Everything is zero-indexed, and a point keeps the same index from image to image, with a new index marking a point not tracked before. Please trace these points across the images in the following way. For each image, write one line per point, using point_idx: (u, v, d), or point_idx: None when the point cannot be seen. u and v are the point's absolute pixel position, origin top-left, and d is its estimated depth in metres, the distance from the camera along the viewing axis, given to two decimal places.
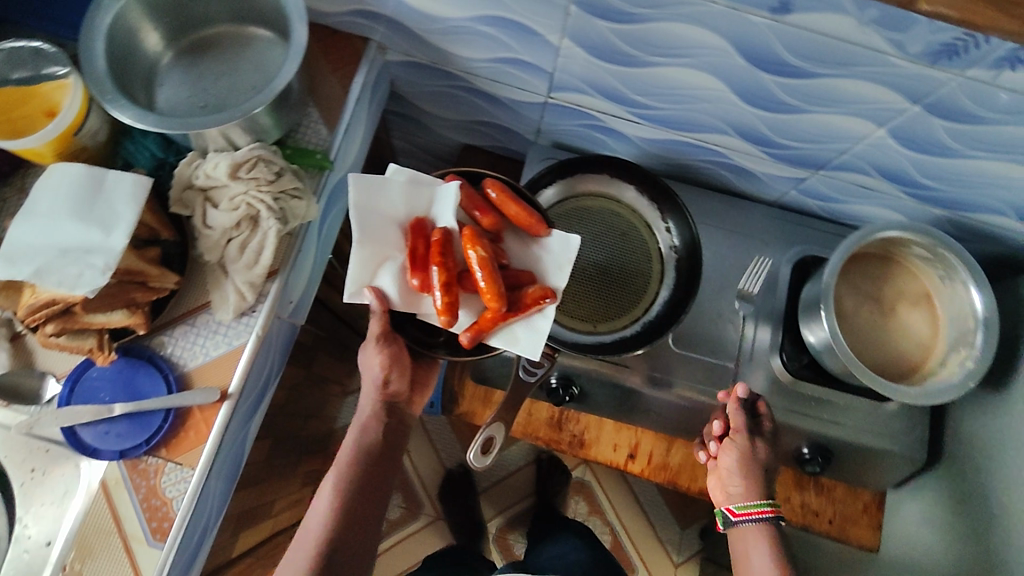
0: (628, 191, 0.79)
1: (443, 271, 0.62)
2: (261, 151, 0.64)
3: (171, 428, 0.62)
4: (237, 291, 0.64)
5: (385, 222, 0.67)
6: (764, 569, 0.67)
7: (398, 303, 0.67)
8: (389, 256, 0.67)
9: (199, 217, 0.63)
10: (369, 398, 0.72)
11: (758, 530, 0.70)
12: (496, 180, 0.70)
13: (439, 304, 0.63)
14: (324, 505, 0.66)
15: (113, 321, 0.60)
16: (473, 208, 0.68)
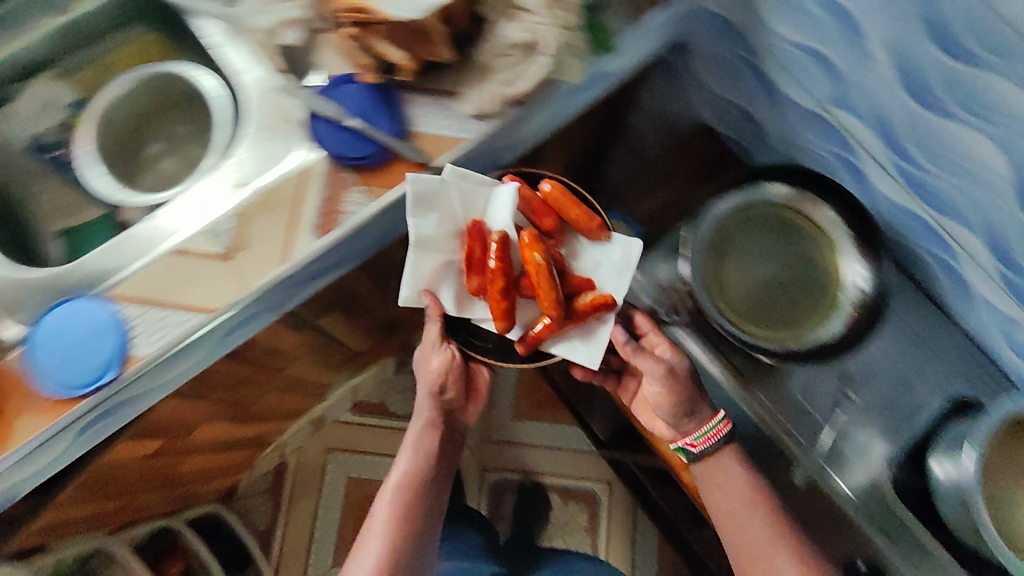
0: (829, 216, 0.75)
1: (501, 276, 0.69)
2: (571, 3, 0.71)
3: (377, 162, 0.69)
4: (488, 95, 0.70)
5: (444, 223, 0.71)
6: (743, 499, 0.74)
7: (453, 308, 0.74)
8: (452, 256, 0.73)
9: (494, 24, 0.71)
10: (426, 407, 0.85)
11: (727, 455, 0.76)
12: (554, 182, 0.75)
13: (496, 311, 0.71)
14: (386, 513, 0.78)
15: (392, 55, 0.68)
16: (535, 212, 0.75)
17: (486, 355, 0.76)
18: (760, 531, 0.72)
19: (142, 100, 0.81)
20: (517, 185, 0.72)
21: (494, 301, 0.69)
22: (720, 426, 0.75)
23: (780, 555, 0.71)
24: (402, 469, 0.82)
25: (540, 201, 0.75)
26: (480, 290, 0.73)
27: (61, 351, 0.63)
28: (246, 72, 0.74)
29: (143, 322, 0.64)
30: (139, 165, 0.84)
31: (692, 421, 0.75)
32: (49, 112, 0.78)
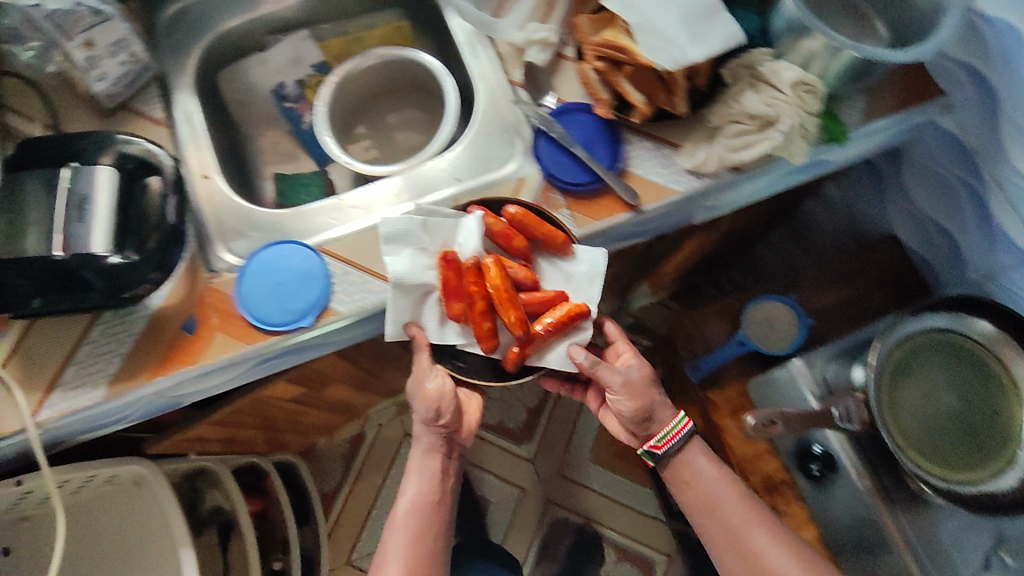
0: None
1: (477, 302, 0.69)
2: (819, 86, 0.69)
3: (588, 192, 0.71)
4: (709, 156, 0.71)
5: (419, 258, 0.69)
6: (719, 487, 0.76)
7: (436, 334, 0.71)
8: (426, 287, 0.70)
9: (736, 91, 0.71)
10: (426, 435, 0.80)
11: (693, 447, 0.79)
12: (519, 205, 0.70)
13: (479, 335, 0.70)
14: (401, 548, 0.75)
15: (631, 96, 0.70)
16: (496, 236, 0.70)
17: (463, 377, 0.73)
18: (736, 514, 0.74)
19: (379, 76, 0.85)
20: (480, 214, 0.69)
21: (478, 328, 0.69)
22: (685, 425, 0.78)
23: (758, 532, 0.73)
24: (406, 498, 0.79)
25: (507, 228, 0.70)
26: (461, 317, 0.71)
27: (268, 286, 0.68)
28: (484, 77, 0.78)
29: (343, 282, 0.69)
30: (353, 127, 0.89)
31: (652, 424, 0.77)
32: (294, 68, 0.84)
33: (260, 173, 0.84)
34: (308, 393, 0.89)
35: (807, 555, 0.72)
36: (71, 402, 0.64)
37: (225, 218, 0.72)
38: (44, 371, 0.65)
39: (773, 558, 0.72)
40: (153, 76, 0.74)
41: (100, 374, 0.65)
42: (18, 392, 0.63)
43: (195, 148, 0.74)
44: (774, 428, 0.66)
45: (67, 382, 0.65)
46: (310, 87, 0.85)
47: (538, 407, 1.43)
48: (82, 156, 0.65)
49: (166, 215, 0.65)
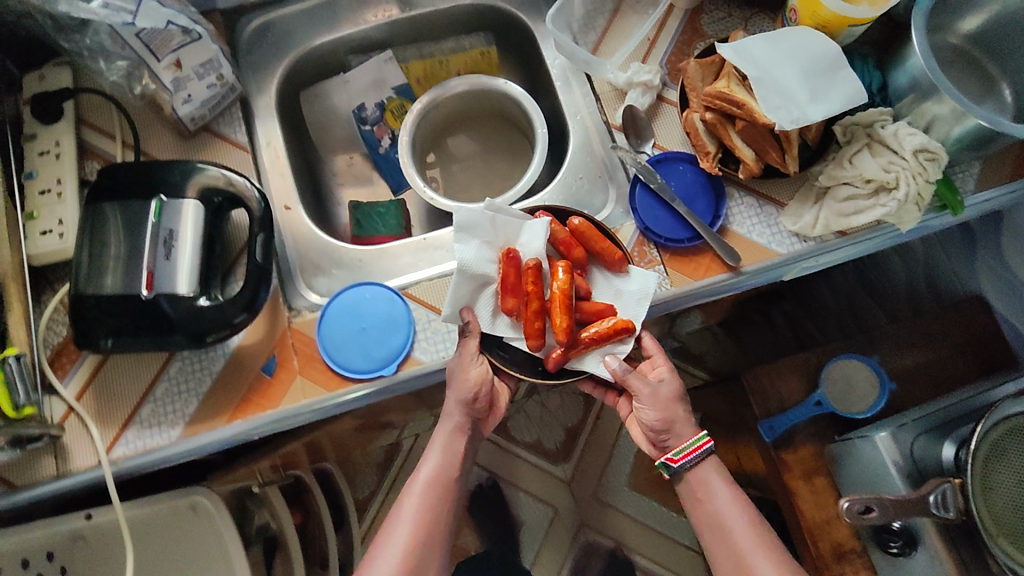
0: None
1: (534, 295, 0.62)
2: (942, 154, 0.66)
3: (685, 248, 0.68)
4: (815, 219, 0.68)
5: (484, 252, 0.65)
6: (734, 510, 0.66)
7: (485, 325, 0.65)
8: (483, 280, 0.65)
9: (850, 152, 0.68)
10: (454, 410, 0.68)
11: (710, 468, 0.68)
12: (585, 217, 0.66)
13: (529, 330, 0.63)
14: (404, 533, 0.65)
15: (741, 151, 0.67)
16: (558, 244, 0.66)
17: (506, 368, 0.66)
18: (749, 540, 0.64)
19: (462, 102, 0.81)
20: (548, 217, 0.65)
21: (528, 322, 0.62)
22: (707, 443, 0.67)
23: (764, 558, 0.63)
24: (422, 481, 0.68)
25: (570, 237, 0.65)
26: (512, 314, 0.64)
27: (352, 331, 0.65)
28: (577, 115, 0.75)
29: (428, 331, 0.66)
30: (429, 151, 0.85)
31: (669, 437, 0.67)
32: (375, 90, 0.81)
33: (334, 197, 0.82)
34: (367, 422, 0.86)
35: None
36: (148, 441, 0.62)
37: (306, 253, 0.70)
38: (120, 408, 0.63)
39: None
40: (237, 97, 0.71)
41: (178, 414, 0.62)
42: (94, 428, 0.61)
43: (276, 176, 0.72)
44: (870, 514, 0.67)
45: (143, 419, 0.62)
46: (390, 110, 0.82)
47: (576, 428, 1.40)
48: (167, 184, 0.62)
49: (253, 252, 0.62)
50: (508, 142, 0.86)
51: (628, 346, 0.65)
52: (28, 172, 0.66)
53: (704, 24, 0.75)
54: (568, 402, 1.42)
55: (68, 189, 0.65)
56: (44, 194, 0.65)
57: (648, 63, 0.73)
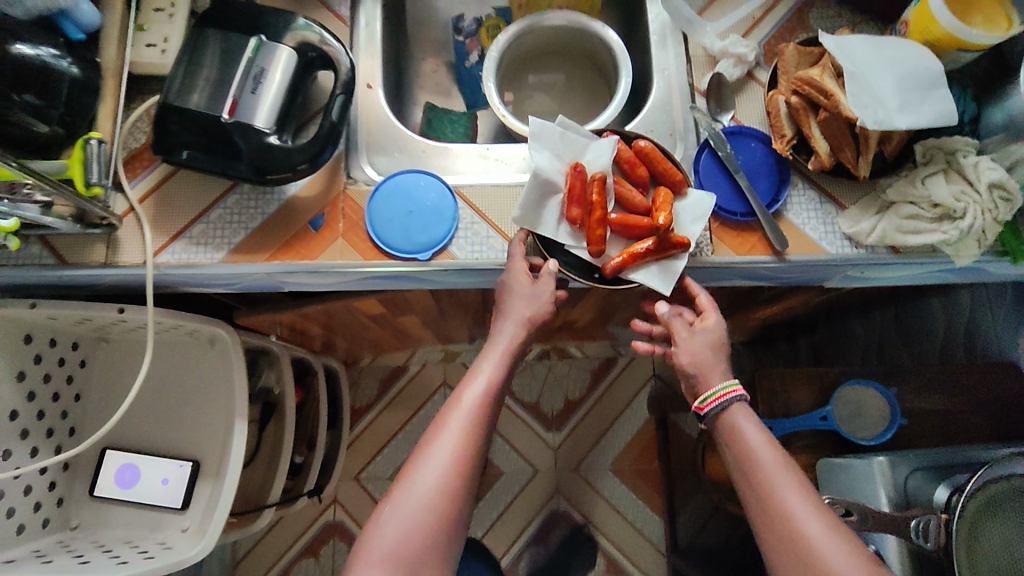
0: None
1: (601, 203, 0.63)
2: (1019, 197, 0.64)
3: (734, 222, 0.69)
4: (870, 228, 0.68)
5: (553, 163, 0.66)
6: (762, 443, 0.60)
7: (544, 226, 0.65)
8: (550, 187, 0.66)
9: (926, 172, 0.67)
10: (513, 328, 0.65)
11: (740, 409, 0.63)
12: (651, 141, 0.68)
13: (595, 235, 0.64)
14: (454, 439, 0.61)
15: (815, 143, 0.67)
16: (623, 163, 0.67)
17: (566, 273, 0.66)
18: (780, 477, 0.58)
19: (552, 36, 0.84)
20: (615, 138, 0.67)
21: (597, 229, 0.63)
22: (736, 391, 0.64)
23: (795, 495, 0.57)
24: (474, 389, 0.63)
25: (635, 157, 0.67)
26: (574, 222, 0.65)
27: (399, 211, 0.68)
28: (664, 70, 0.76)
29: (469, 232, 0.68)
30: (521, 80, 0.89)
31: (700, 381, 0.65)
32: (478, 5, 0.85)
33: (414, 96, 0.84)
34: (386, 315, 0.89)
35: (853, 545, 0.54)
36: (190, 256, 0.66)
37: (375, 131, 0.73)
38: (173, 220, 0.67)
39: (808, 527, 0.55)
40: None
41: (225, 240, 0.66)
42: (147, 230, 0.65)
43: (367, 55, 0.75)
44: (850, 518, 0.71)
45: (192, 236, 0.67)
46: (486, 27, 0.84)
47: (577, 401, 1.42)
48: (270, 28, 0.66)
49: (330, 110, 0.65)
50: (588, 90, 0.88)
51: (682, 263, 0.65)
52: None
53: (811, 17, 0.75)
54: (575, 374, 1.44)
55: (179, 13, 0.69)
56: (156, 11, 0.69)
57: (748, 38, 0.74)
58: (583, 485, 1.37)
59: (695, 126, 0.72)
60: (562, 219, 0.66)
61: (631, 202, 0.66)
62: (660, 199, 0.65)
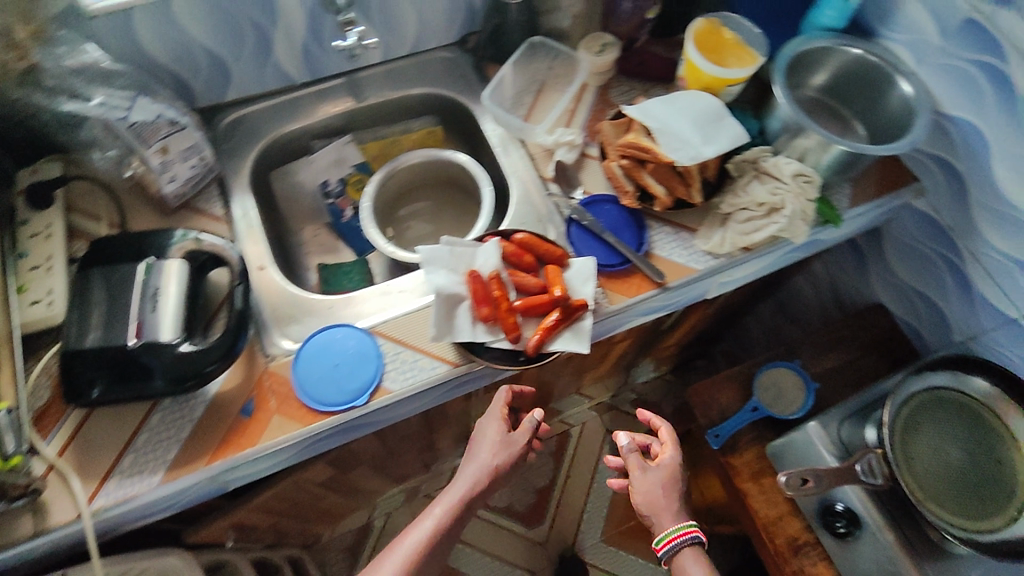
0: (983, 386, 0.78)
1: (505, 295, 0.71)
2: (816, 178, 0.80)
3: (618, 272, 0.79)
4: (722, 239, 0.80)
5: (451, 276, 0.74)
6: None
7: (463, 332, 0.71)
8: (456, 297, 0.72)
9: (743, 183, 0.82)
10: (476, 469, 0.73)
11: (690, 553, 0.71)
12: (527, 232, 0.78)
13: (509, 324, 0.70)
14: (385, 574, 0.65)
15: (654, 188, 0.80)
16: (511, 257, 0.76)
17: (495, 366, 0.71)
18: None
19: (421, 174, 0.93)
20: (496, 239, 0.76)
21: (509, 317, 0.70)
22: (691, 532, 0.72)
23: None
24: (421, 530, 0.68)
25: (518, 249, 0.76)
26: (488, 318, 0.71)
27: (326, 367, 0.71)
28: (516, 171, 0.87)
29: (396, 362, 0.72)
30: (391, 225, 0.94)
31: (655, 522, 0.73)
32: (337, 168, 0.93)
33: (303, 263, 0.90)
34: (338, 475, 0.89)
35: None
36: (127, 490, 0.64)
37: (279, 306, 0.77)
38: (101, 461, 0.65)
39: None
40: (214, 177, 0.82)
41: (160, 460, 0.66)
42: (76, 481, 0.63)
43: (251, 242, 0.80)
44: (808, 485, 0.76)
45: (124, 469, 0.65)
46: (351, 184, 0.93)
47: (547, 487, 1.43)
48: (156, 249, 0.70)
49: (234, 300, 0.69)
50: (460, 211, 0.96)
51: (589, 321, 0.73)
52: (21, 251, 0.71)
53: (613, 96, 0.91)
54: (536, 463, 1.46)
55: (57, 264, 0.71)
56: (33, 269, 0.70)
57: (571, 126, 0.88)
58: (583, 567, 1.35)
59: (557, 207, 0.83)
60: (476, 320, 0.72)
61: (529, 285, 0.74)
62: (552, 276, 0.74)
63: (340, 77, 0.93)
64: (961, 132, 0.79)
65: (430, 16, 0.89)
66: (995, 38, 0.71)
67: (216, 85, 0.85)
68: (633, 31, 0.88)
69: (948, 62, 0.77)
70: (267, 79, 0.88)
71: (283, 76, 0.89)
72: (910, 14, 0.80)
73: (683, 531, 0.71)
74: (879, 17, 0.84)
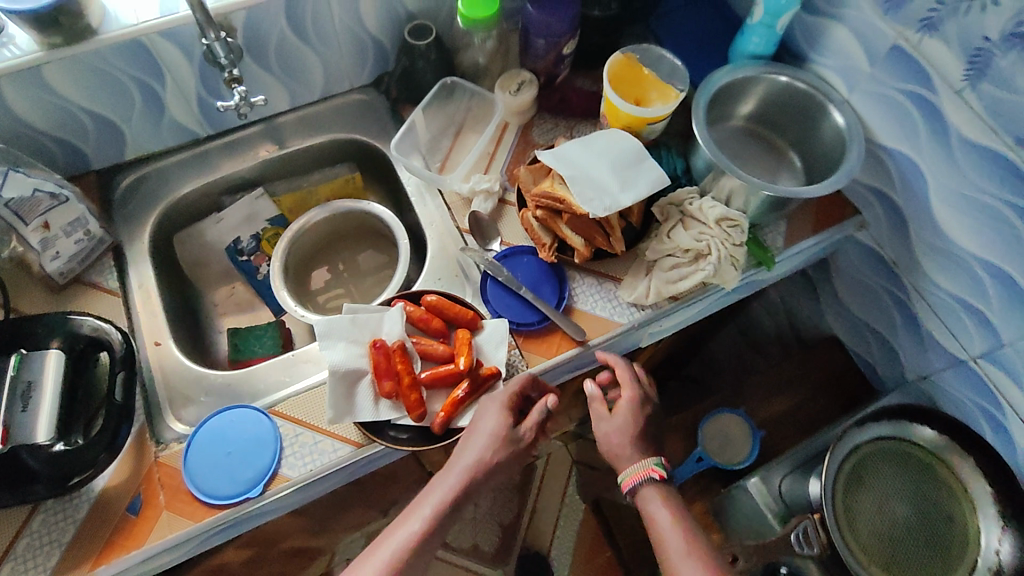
0: (929, 435, 0.73)
1: (406, 371, 0.66)
2: (744, 221, 0.75)
3: (536, 331, 0.74)
4: (647, 289, 0.75)
5: (352, 348, 0.69)
6: (668, 520, 0.64)
7: (364, 412, 0.66)
8: (356, 372, 0.68)
9: (667, 227, 0.77)
10: (469, 459, 0.63)
11: (653, 490, 0.66)
12: (437, 293, 0.73)
13: (411, 402, 0.66)
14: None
15: (572, 241, 0.75)
16: (419, 322, 0.71)
17: (402, 447, 0.66)
18: (673, 543, 0.62)
19: (335, 224, 0.88)
20: (402, 303, 0.72)
21: (410, 395, 0.66)
22: (647, 472, 0.67)
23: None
24: (402, 538, 0.59)
25: (426, 313, 0.71)
26: (391, 394, 0.67)
27: (219, 456, 0.67)
28: (431, 224, 0.83)
29: (296, 445, 0.68)
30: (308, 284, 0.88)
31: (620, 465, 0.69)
32: (247, 225, 0.88)
33: (216, 328, 0.86)
34: (263, 549, 0.85)
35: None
36: None
37: (178, 386, 0.73)
38: None
39: None
40: (107, 248, 0.77)
41: (38, 570, 0.61)
42: None
43: (149, 317, 0.76)
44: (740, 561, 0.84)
45: None
46: (266, 239, 0.89)
47: (513, 523, 1.39)
48: (32, 339, 0.66)
49: (112, 392, 0.66)
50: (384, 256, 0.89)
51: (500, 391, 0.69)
52: None
53: (535, 135, 0.85)
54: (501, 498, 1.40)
55: None
56: None
57: (489, 172, 0.82)
58: None
59: (473, 261, 0.78)
60: (378, 397, 0.67)
61: (436, 354, 0.69)
62: (460, 342, 0.69)
63: (258, 122, 0.88)
64: (897, 165, 0.74)
65: (335, 60, 0.84)
66: (924, 69, 0.66)
67: (109, 147, 0.80)
68: (550, 67, 0.83)
69: (880, 91, 0.72)
70: (165, 136, 0.83)
71: (183, 131, 0.84)
72: (839, 39, 0.74)
73: (636, 473, 0.67)
74: (808, 41, 0.78)
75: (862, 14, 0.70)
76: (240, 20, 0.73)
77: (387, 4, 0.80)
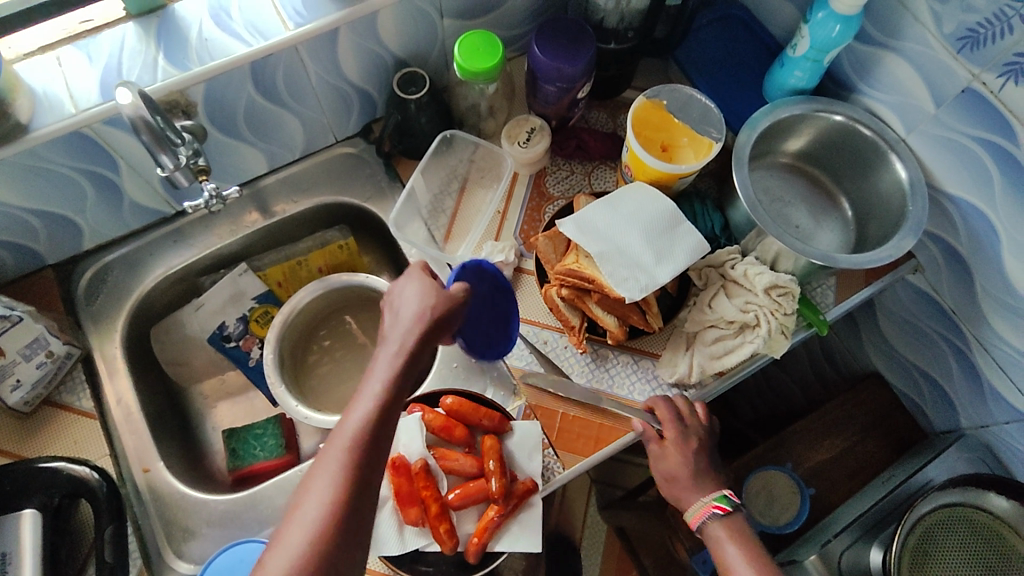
0: (1005, 506, 0.68)
1: (432, 499, 0.59)
2: (795, 287, 0.66)
3: (571, 427, 0.66)
4: (689, 366, 0.67)
5: None
6: (740, 560, 0.57)
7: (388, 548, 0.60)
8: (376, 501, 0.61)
9: (708, 295, 0.68)
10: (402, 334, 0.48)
11: (721, 524, 0.59)
12: (456, 394, 0.65)
13: (440, 531, 0.59)
14: (318, 500, 0.41)
15: (603, 321, 0.66)
16: (440, 431, 0.64)
17: None
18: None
19: (330, 300, 0.78)
20: (419, 411, 0.64)
21: (439, 524, 0.59)
22: (710, 509, 0.60)
23: None
24: (352, 420, 0.44)
25: (447, 420, 0.64)
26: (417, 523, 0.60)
27: None
28: None
29: None
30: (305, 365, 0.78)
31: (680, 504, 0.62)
32: (234, 305, 0.77)
33: (210, 424, 0.77)
34: None
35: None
36: None
37: (175, 516, 0.65)
38: None
39: None
40: (76, 361, 0.68)
41: None
42: None
43: (135, 438, 0.68)
44: None
45: None
46: (255, 320, 0.78)
47: None
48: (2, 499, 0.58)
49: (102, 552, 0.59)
50: (381, 334, 0.79)
51: (538, 508, 0.62)
52: None
53: (549, 186, 0.75)
54: None
55: None
56: None
57: (502, 238, 0.72)
58: None
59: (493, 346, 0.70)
60: (403, 527, 0.60)
61: (463, 469, 0.62)
62: (487, 454, 0.62)
63: (244, 186, 0.78)
64: (961, 214, 0.65)
65: (315, 117, 0.73)
66: (1005, 118, 0.57)
67: (64, 241, 0.70)
68: (562, 112, 0.73)
69: (944, 135, 0.63)
70: (128, 220, 0.72)
71: (149, 212, 0.73)
72: (894, 72, 0.65)
73: (699, 511, 0.60)
74: (858, 70, 0.68)
75: (924, 49, 0.61)
76: (201, 93, 0.62)
77: (370, 52, 0.69)
